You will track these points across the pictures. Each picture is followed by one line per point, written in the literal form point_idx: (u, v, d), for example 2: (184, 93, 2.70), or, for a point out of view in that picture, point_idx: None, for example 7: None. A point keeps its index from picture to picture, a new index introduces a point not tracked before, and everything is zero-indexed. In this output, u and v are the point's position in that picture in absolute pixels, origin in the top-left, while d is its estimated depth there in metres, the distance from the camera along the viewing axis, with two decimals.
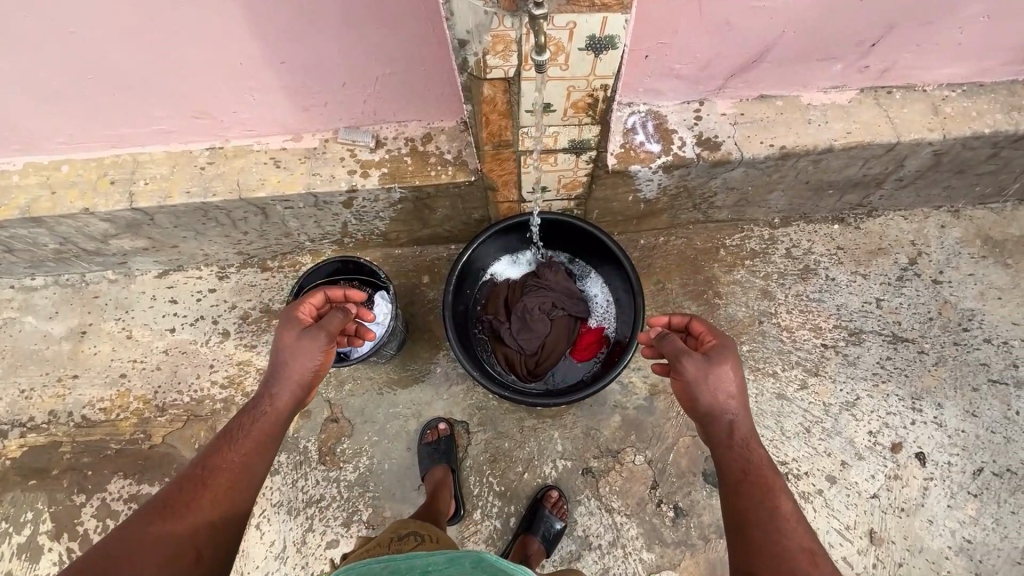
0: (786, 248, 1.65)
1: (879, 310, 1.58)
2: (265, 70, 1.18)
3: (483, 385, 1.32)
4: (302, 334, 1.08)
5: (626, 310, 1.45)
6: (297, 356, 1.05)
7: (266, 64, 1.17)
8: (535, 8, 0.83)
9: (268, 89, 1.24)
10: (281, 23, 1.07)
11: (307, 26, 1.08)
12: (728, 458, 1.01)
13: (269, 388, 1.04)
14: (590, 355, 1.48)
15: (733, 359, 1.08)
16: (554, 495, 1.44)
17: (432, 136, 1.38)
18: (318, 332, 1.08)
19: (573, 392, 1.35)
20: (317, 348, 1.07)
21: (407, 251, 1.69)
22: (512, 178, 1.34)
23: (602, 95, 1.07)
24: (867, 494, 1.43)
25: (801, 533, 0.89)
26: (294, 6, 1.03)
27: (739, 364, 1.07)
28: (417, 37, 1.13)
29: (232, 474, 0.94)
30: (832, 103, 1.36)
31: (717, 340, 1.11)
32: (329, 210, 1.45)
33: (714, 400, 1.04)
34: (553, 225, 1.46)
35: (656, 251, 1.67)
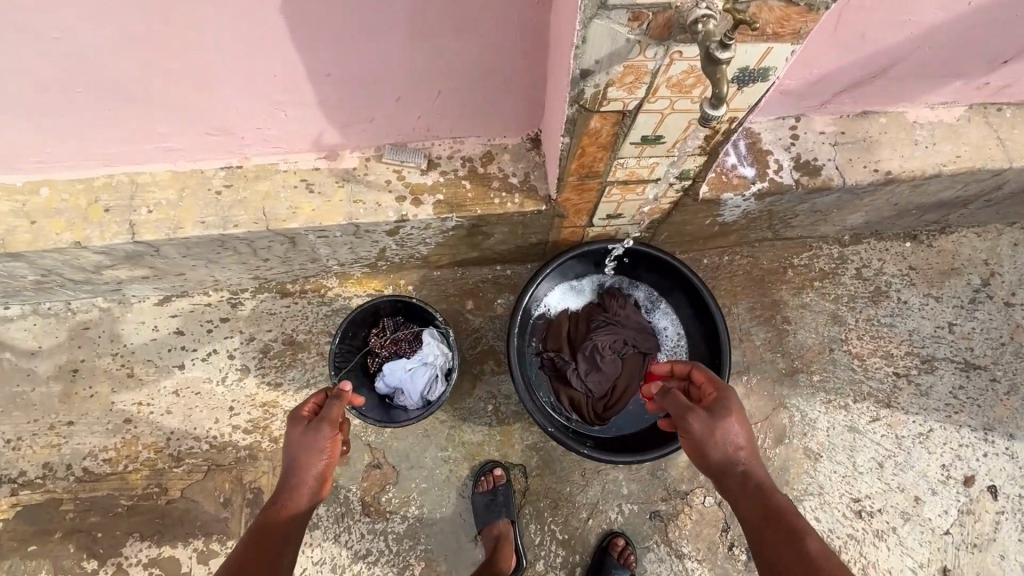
0: (857, 268, 1.55)
1: (951, 336, 1.51)
2: (305, 83, 0.96)
3: (559, 441, 1.19)
4: (309, 428, 0.97)
5: (704, 344, 1.33)
6: (308, 454, 0.94)
7: (308, 75, 0.94)
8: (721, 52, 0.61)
9: (305, 104, 1.02)
10: (338, 26, 0.84)
11: (371, 32, 0.86)
12: (749, 519, 0.89)
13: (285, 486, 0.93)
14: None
15: (735, 405, 0.98)
16: (621, 543, 1.35)
17: (494, 156, 1.19)
18: (320, 423, 0.97)
19: (656, 444, 1.22)
20: (323, 441, 0.95)
21: (447, 273, 1.52)
22: (588, 207, 1.18)
23: (724, 127, 0.90)
24: (941, 531, 1.39)
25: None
26: (362, 7, 0.81)
27: (742, 408, 0.98)
28: (498, 49, 0.93)
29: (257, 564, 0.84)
30: (940, 121, 1.22)
31: (717, 391, 1.02)
32: (369, 238, 1.25)
33: (723, 452, 0.93)
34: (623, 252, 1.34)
35: (721, 271, 1.54)
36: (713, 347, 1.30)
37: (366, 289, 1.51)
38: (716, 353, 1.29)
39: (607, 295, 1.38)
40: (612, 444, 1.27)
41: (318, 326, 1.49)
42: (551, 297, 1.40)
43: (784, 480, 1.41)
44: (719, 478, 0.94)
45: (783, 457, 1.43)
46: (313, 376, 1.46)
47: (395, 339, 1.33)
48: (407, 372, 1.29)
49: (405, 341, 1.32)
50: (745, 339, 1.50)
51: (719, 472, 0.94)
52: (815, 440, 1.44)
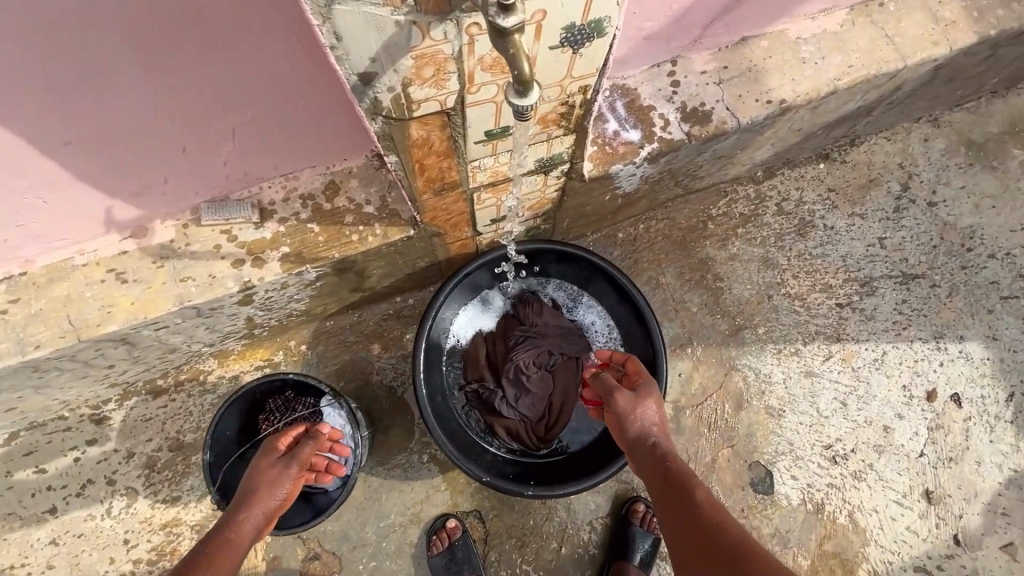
0: (777, 203, 1.44)
1: (884, 251, 1.44)
2: (41, 160, 0.74)
3: (499, 489, 1.04)
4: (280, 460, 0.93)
5: (635, 332, 1.20)
6: (268, 488, 0.88)
7: (36, 150, 0.72)
8: (501, 19, 0.45)
9: (60, 185, 0.79)
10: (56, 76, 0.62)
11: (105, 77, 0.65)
12: (655, 492, 0.82)
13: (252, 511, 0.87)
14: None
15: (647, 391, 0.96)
16: (641, 509, 1.26)
17: (339, 184, 0.98)
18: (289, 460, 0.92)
19: (608, 460, 1.09)
20: (286, 479, 0.90)
21: (342, 320, 1.32)
22: (466, 218, 1.00)
23: (580, 100, 0.74)
24: (916, 455, 1.33)
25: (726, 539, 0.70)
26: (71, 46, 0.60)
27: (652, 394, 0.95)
28: (275, 61, 0.72)
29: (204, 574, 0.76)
30: (823, 31, 1.10)
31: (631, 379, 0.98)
32: (222, 314, 1.04)
33: (639, 428, 0.89)
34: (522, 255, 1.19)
35: (639, 242, 1.41)
36: (644, 335, 1.17)
37: (253, 361, 1.30)
38: (648, 340, 1.17)
39: (520, 305, 1.23)
40: (562, 471, 1.13)
41: (206, 419, 1.27)
42: (459, 324, 1.23)
43: (753, 447, 1.32)
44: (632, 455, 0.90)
45: (746, 423, 1.33)
46: None
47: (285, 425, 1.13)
48: None
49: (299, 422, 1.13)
50: (681, 308, 1.38)
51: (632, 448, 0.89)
52: (775, 395, 1.35)
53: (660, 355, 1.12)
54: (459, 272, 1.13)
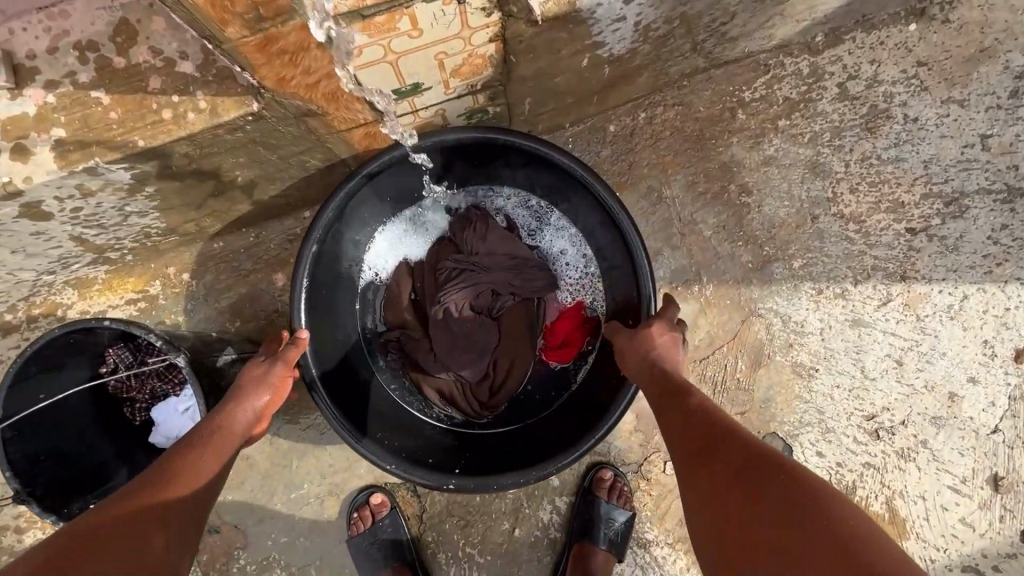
0: (839, 82, 1.01)
1: (986, 154, 1.02)
2: None
3: (407, 480, 0.77)
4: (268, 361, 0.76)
5: (618, 264, 0.87)
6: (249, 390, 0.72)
7: None
8: None
9: None
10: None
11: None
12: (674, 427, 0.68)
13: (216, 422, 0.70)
14: (572, 356, 0.94)
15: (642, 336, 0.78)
16: (609, 477, 0.99)
17: (138, 24, 0.61)
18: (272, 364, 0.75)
19: (561, 441, 0.83)
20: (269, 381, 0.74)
21: (235, 240, 1.00)
22: (347, 87, 0.64)
23: None
24: (987, 431, 1.01)
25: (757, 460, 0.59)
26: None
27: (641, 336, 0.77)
28: None
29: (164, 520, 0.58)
30: None
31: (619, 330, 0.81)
32: (12, 230, 0.72)
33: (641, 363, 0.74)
34: (457, 149, 0.84)
35: (638, 139, 1.01)
36: (626, 273, 0.85)
37: (124, 293, 1.00)
38: (630, 280, 0.84)
39: (458, 226, 0.93)
40: (504, 448, 0.88)
41: None
42: (378, 251, 0.95)
43: (770, 415, 1.01)
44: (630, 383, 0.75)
45: (764, 384, 1.01)
46: None
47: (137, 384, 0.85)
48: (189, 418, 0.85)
49: (151, 381, 0.85)
50: (689, 231, 1.02)
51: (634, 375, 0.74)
52: (806, 350, 1.01)
53: (644, 303, 0.81)
54: (355, 174, 0.78)
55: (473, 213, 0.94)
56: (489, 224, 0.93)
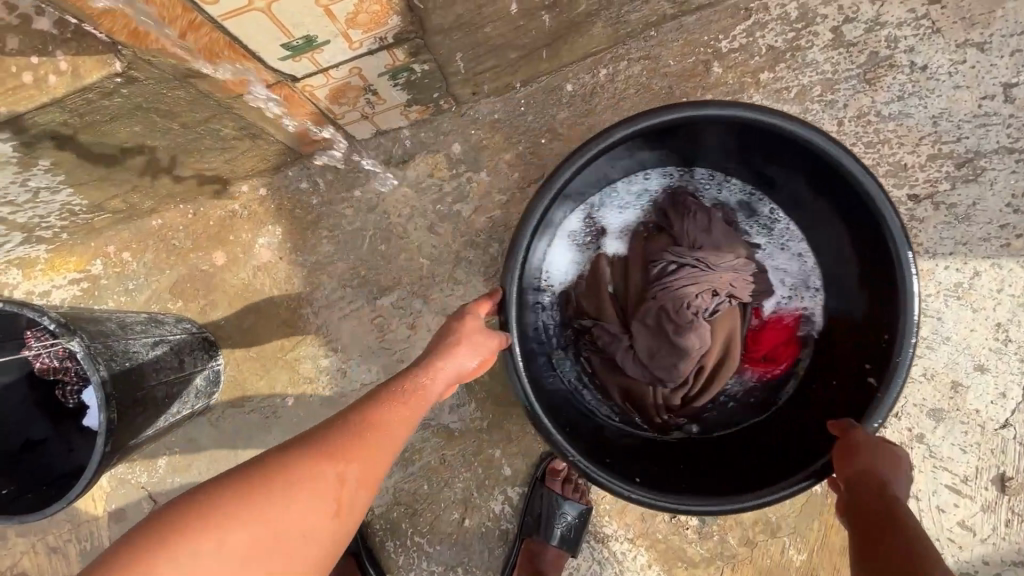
0: (833, 27, 0.88)
1: (1008, 107, 0.87)
2: None
3: (587, 476, 0.68)
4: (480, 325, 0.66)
5: (863, 266, 0.73)
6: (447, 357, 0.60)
7: None
8: None
9: None
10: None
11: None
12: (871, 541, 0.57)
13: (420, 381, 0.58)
14: (777, 373, 0.84)
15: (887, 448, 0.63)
16: (564, 468, 0.93)
17: None
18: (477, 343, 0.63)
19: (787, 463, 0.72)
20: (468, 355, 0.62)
21: (171, 217, 0.96)
22: (225, 43, 0.58)
23: None
24: (994, 426, 0.89)
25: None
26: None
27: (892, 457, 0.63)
28: None
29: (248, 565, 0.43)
30: None
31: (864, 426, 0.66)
32: None
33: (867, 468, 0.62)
34: (666, 130, 0.71)
35: (599, 99, 0.91)
36: (874, 277, 0.71)
37: (66, 273, 0.98)
38: (881, 281, 0.70)
39: (676, 216, 0.82)
40: (679, 463, 0.77)
41: None
42: (566, 254, 0.85)
43: None
44: (857, 458, 0.63)
45: None
46: None
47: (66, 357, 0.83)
48: None
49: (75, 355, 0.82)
50: None
51: (889, 472, 0.61)
52: None
53: (903, 337, 0.66)
54: (620, 126, 0.67)
55: (688, 198, 0.82)
56: (711, 214, 0.81)
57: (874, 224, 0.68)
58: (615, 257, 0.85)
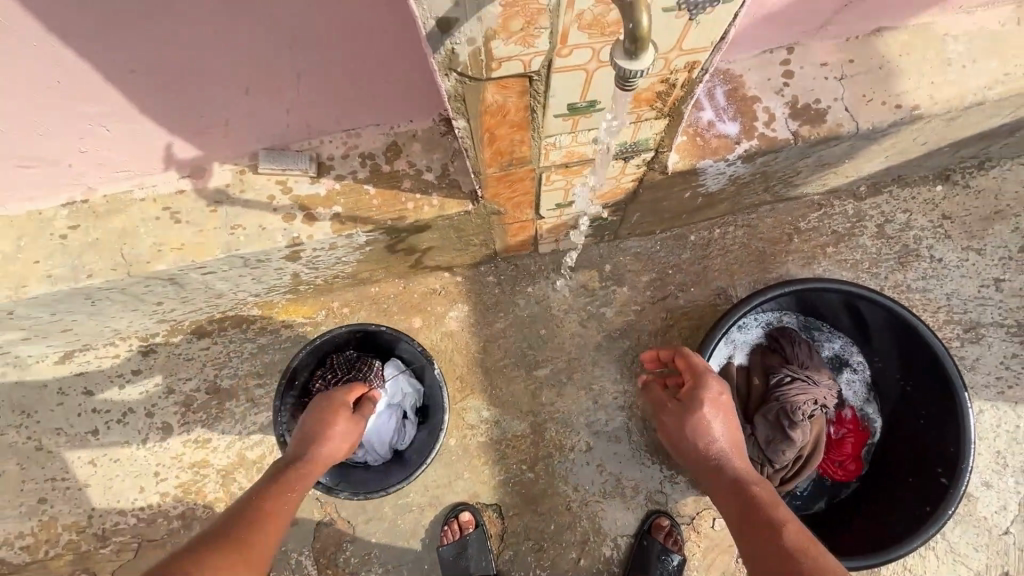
0: (877, 224, 1.27)
1: (998, 294, 1.24)
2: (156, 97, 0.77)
3: None
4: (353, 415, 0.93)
5: (923, 401, 1.07)
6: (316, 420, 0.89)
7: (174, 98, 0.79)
8: None
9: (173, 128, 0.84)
10: (341, 39, 0.73)
11: (330, 46, 0.74)
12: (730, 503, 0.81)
13: (300, 460, 0.83)
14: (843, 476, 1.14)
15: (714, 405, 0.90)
16: (666, 524, 1.18)
17: (402, 146, 0.92)
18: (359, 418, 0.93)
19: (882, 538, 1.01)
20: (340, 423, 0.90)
21: (385, 287, 1.28)
22: (530, 201, 0.93)
23: (682, 78, 0.64)
24: (999, 532, 1.16)
25: (797, 531, 0.72)
26: (383, 72, 0.81)
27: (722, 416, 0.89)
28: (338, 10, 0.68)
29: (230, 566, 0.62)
30: (979, 29, 0.93)
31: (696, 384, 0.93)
32: (268, 266, 1.01)
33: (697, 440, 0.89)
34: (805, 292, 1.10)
35: (712, 248, 1.28)
36: (936, 406, 1.05)
37: (295, 317, 1.28)
38: (941, 412, 1.04)
39: (787, 342, 1.13)
40: None
41: (243, 368, 1.27)
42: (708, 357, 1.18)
43: None
44: (673, 421, 0.93)
45: None
46: (247, 426, 1.26)
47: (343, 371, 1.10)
48: (372, 419, 1.12)
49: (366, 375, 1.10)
50: None
51: (696, 414, 0.89)
52: None
53: (965, 452, 0.99)
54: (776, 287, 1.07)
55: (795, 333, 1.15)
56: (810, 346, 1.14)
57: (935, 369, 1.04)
58: (740, 366, 1.17)
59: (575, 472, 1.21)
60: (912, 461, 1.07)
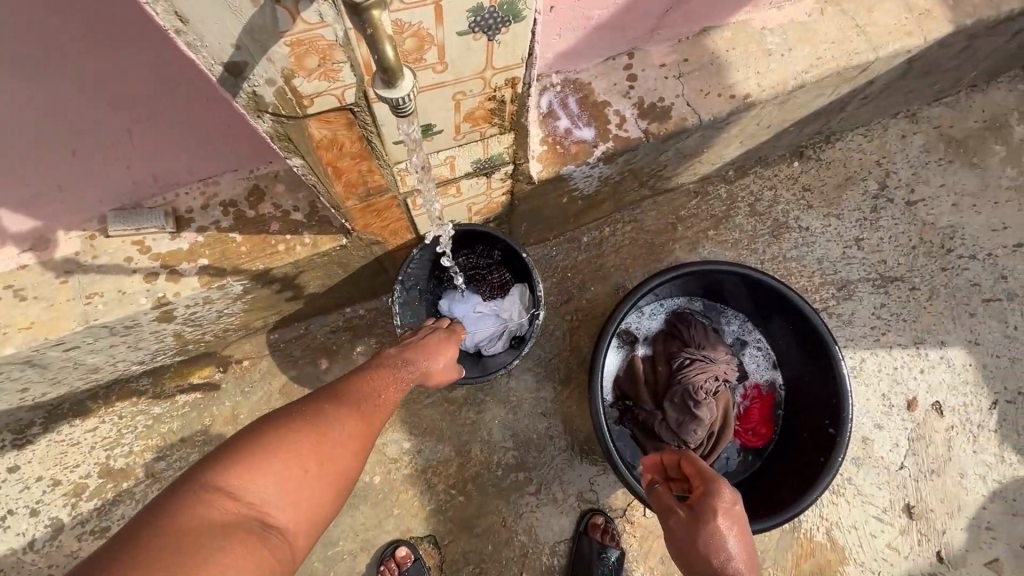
0: (749, 204, 1.37)
1: (861, 252, 1.37)
2: None
3: None
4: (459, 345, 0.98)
5: (810, 362, 1.12)
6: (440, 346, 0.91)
7: None
8: None
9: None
10: (93, 68, 0.65)
11: (91, 78, 0.67)
12: None
13: (410, 362, 0.84)
14: (758, 443, 1.18)
15: (731, 514, 0.64)
16: (601, 521, 1.19)
17: (265, 190, 0.90)
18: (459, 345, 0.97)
19: (786, 495, 1.05)
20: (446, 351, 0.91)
21: (286, 332, 1.24)
22: (405, 226, 0.93)
23: (509, 95, 0.67)
24: (896, 467, 1.27)
25: None
26: (171, 96, 0.73)
27: (743, 530, 0.63)
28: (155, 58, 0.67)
29: (357, 418, 0.70)
30: (790, 21, 1.03)
31: (706, 483, 0.69)
32: (141, 331, 0.95)
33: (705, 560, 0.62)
34: (685, 277, 1.14)
35: (605, 246, 1.33)
36: (818, 364, 1.09)
37: (191, 380, 1.21)
38: (823, 369, 1.09)
39: (683, 326, 1.17)
40: None
41: (139, 442, 1.18)
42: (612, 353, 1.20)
43: None
44: (677, 534, 0.66)
45: None
46: None
47: (483, 272, 1.14)
48: (474, 315, 1.12)
49: (491, 281, 1.13)
50: None
51: (710, 529, 0.63)
52: None
53: (845, 403, 1.04)
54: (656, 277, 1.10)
55: (688, 316, 1.19)
56: (704, 326, 1.18)
57: (809, 329, 1.09)
58: (644, 356, 1.20)
59: (505, 487, 1.21)
60: (806, 418, 1.12)
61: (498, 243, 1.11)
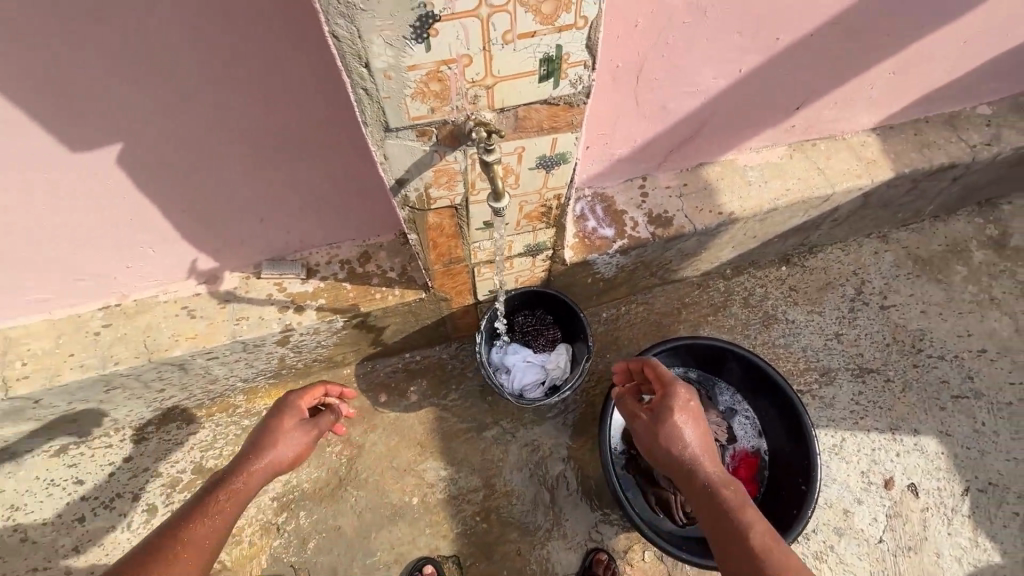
0: (743, 297, 1.66)
1: (840, 345, 1.61)
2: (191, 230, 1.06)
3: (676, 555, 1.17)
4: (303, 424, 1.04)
5: (787, 428, 1.33)
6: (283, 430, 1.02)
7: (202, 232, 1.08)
8: (487, 154, 0.73)
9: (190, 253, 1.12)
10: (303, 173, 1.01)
11: (286, 173, 1.00)
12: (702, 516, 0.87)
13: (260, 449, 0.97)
14: None
15: (682, 407, 0.97)
16: (605, 558, 1.35)
17: (371, 255, 1.25)
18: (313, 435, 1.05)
19: None
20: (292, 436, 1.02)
21: (356, 368, 1.53)
22: (468, 289, 1.25)
23: (555, 204, 1.00)
24: (875, 540, 1.40)
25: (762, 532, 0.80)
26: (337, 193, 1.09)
27: (692, 417, 0.96)
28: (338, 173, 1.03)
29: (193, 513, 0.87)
30: (765, 162, 1.38)
31: (665, 390, 1.01)
32: (261, 351, 1.26)
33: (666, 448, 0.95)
34: (682, 349, 1.41)
35: (621, 322, 1.61)
36: (794, 431, 1.30)
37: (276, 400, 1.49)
38: (797, 435, 1.30)
39: None
40: None
41: (227, 447, 1.45)
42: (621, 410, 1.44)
43: None
44: (644, 431, 0.99)
45: None
46: None
47: (540, 329, 1.44)
48: (525, 363, 1.39)
49: (546, 336, 1.43)
50: None
51: (670, 422, 0.96)
52: None
53: (814, 464, 1.24)
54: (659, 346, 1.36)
55: None
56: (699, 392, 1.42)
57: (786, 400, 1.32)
58: None
59: (523, 519, 1.40)
60: (785, 479, 1.31)
61: (552, 308, 1.44)
